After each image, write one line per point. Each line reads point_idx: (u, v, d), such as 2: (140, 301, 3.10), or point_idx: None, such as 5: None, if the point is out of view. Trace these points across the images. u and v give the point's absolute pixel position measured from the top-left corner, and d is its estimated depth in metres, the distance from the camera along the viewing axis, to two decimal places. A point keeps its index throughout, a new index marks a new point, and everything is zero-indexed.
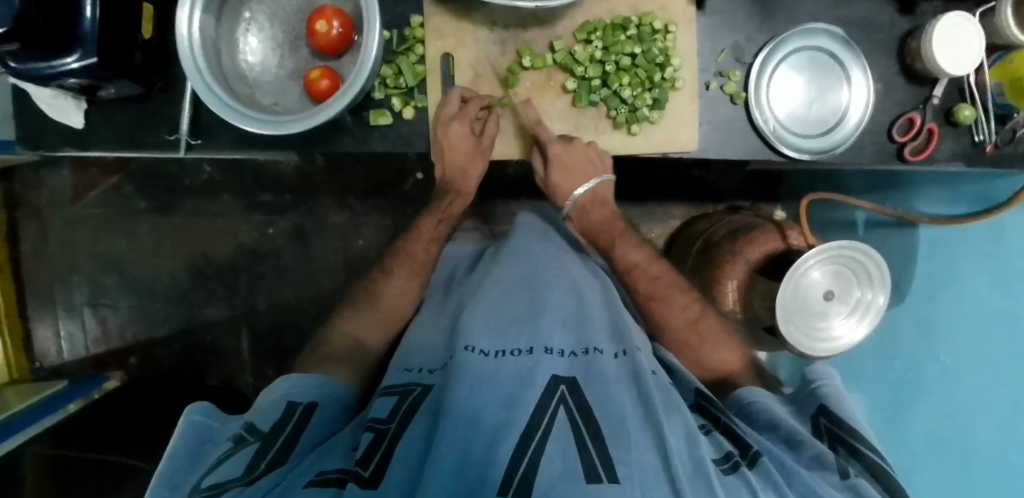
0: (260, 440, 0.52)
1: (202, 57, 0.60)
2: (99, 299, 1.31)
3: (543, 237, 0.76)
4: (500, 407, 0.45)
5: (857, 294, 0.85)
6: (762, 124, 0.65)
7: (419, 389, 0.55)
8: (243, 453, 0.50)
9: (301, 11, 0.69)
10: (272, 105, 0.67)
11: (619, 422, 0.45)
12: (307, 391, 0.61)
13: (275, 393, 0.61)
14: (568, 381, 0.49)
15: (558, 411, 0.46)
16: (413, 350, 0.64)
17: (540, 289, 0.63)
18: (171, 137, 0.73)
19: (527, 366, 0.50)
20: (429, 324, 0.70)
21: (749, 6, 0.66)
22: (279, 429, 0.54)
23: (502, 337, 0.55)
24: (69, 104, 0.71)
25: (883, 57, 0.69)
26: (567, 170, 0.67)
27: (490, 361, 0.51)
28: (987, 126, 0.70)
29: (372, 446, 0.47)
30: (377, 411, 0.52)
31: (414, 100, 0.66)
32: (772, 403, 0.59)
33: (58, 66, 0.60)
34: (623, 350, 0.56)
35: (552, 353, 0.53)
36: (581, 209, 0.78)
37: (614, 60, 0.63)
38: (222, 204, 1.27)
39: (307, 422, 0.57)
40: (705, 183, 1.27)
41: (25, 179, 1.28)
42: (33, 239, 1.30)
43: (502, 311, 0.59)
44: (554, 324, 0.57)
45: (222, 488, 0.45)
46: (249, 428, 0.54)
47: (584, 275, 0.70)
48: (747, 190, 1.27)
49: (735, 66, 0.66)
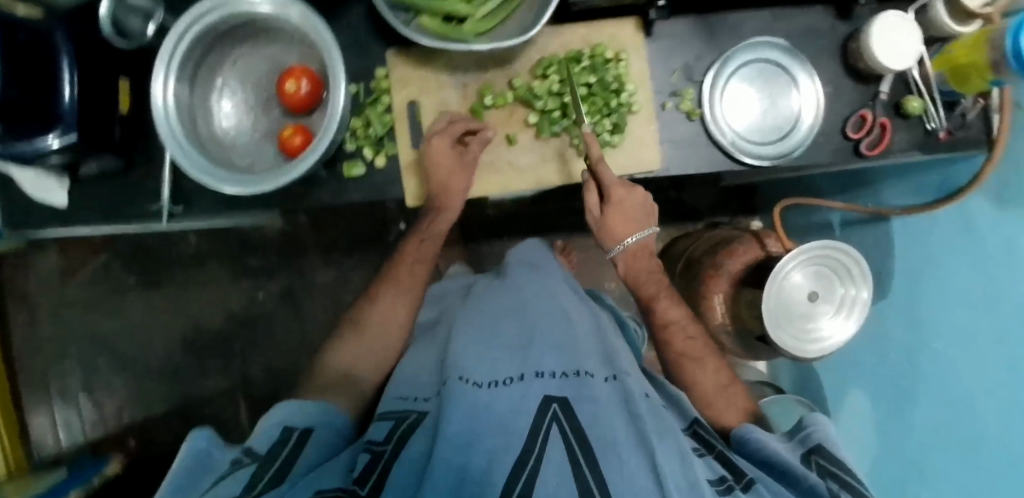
0: (256, 462, 0.50)
1: (177, 121, 0.62)
2: (94, 382, 1.30)
3: (536, 271, 0.76)
4: (495, 432, 0.46)
5: (841, 291, 0.86)
6: (720, 137, 0.68)
7: (412, 416, 0.55)
8: (237, 476, 0.47)
9: (271, 72, 0.71)
10: (248, 165, 0.69)
11: (610, 440, 0.46)
12: (310, 412, 0.58)
13: (272, 417, 0.57)
14: (559, 400, 0.50)
15: (551, 430, 0.46)
16: (400, 382, 0.65)
17: (529, 317, 0.64)
18: (154, 206, 0.75)
19: (518, 393, 0.51)
20: (420, 356, 0.70)
21: (694, 27, 0.69)
22: (278, 451, 0.52)
23: (495, 366, 0.56)
24: (52, 184, 0.73)
25: (826, 61, 0.72)
26: (623, 214, 0.69)
27: (484, 390, 0.52)
28: (937, 114, 0.73)
29: (371, 462, 0.49)
30: (374, 434, 0.53)
31: (385, 147, 0.68)
32: (764, 435, 0.56)
33: (42, 145, 0.62)
34: (613, 374, 0.56)
35: (543, 376, 0.53)
36: (631, 260, 0.73)
37: (571, 91, 0.66)
38: (210, 271, 1.28)
39: (304, 446, 0.54)
40: (684, 204, 1.29)
41: (13, 270, 1.29)
42: (23, 327, 1.30)
43: (493, 341, 0.61)
44: (548, 350, 0.57)
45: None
46: (248, 449, 0.51)
47: (575, 307, 0.70)
48: (727, 205, 1.30)
49: (689, 84, 0.69)
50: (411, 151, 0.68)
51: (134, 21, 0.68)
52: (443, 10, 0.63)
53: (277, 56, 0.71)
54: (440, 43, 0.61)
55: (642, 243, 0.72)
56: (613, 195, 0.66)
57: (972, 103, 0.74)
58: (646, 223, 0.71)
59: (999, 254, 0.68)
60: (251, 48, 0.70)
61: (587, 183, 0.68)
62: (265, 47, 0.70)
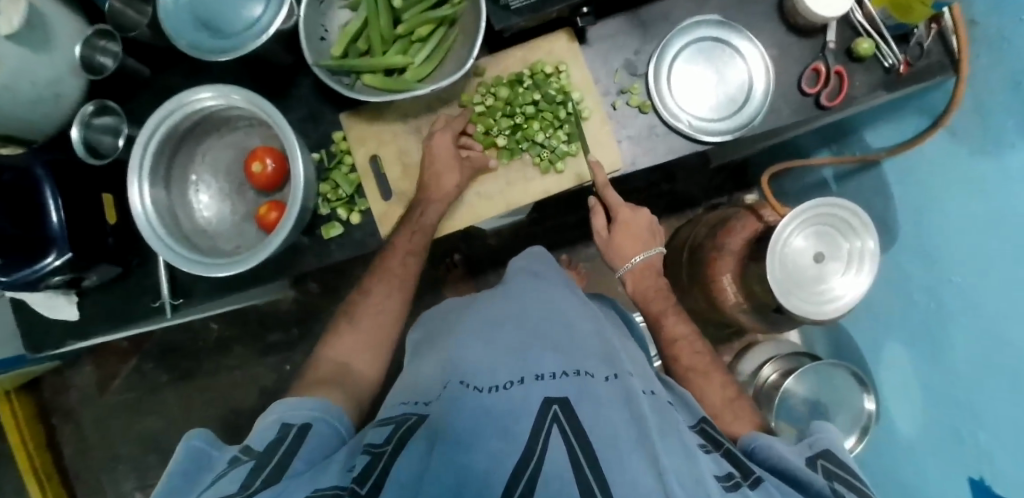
0: (255, 457, 0.47)
1: (159, 221, 0.66)
2: (147, 481, 1.33)
3: (535, 279, 0.73)
4: (494, 437, 0.42)
5: (847, 246, 0.84)
6: (676, 123, 0.68)
7: (414, 418, 0.50)
8: (237, 471, 0.45)
9: (239, 159, 0.74)
10: (234, 248, 0.72)
11: (612, 444, 0.42)
12: (310, 407, 0.55)
13: (270, 416, 0.55)
14: (560, 401, 0.46)
15: (552, 433, 0.42)
16: (406, 388, 0.60)
17: (529, 321, 0.61)
18: (156, 303, 0.78)
19: (518, 397, 0.47)
20: (427, 356, 0.65)
21: (627, 24, 0.70)
22: (278, 444, 0.50)
23: (494, 371, 0.52)
24: (62, 300, 0.78)
25: (768, 25, 0.72)
26: (628, 231, 0.78)
27: (486, 395, 0.48)
28: (891, 49, 0.72)
29: (371, 464, 0.44)
30: (372, 437, 0.49)
31: (357, 205, 0.71)
32: (770, 441, 0.55)
33: (40, 268, 0.66)
34: (614, 373, 0.53)
35: (545, 379, 0.49)
36: (637, 277, 0.78)
37: (520, 112, 0.68)
38: (236, 354, 1.31)
39: (306, 436, 0.52)
40: (679, 195, 1.23)
41: (54, 389, 1.34)
42: (73, 441, 1.34)
43: (495, 345, 0.57)
44: (545, 354, 0.53)
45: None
46: (244, 446, 0.49)
47: (578, 311, 0.66)
48: (721, 187, 1.23)
49: (634, 79, 0.70)
50: (383, 204, 0.70)
51: (106, 139, 0.75)
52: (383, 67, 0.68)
53: (242, 141, 0.74)
54: (389, 95, 0.64)
55: (647, 262, 0.78)
56: (619, 214, 0.77)
57: (925, 31, 0.72)
58: (649, 245, 0.79)
59: (993, 173, 0.64)
60: (215, 139, 0.74)
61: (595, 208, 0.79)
62: (229, 135, 0.74)
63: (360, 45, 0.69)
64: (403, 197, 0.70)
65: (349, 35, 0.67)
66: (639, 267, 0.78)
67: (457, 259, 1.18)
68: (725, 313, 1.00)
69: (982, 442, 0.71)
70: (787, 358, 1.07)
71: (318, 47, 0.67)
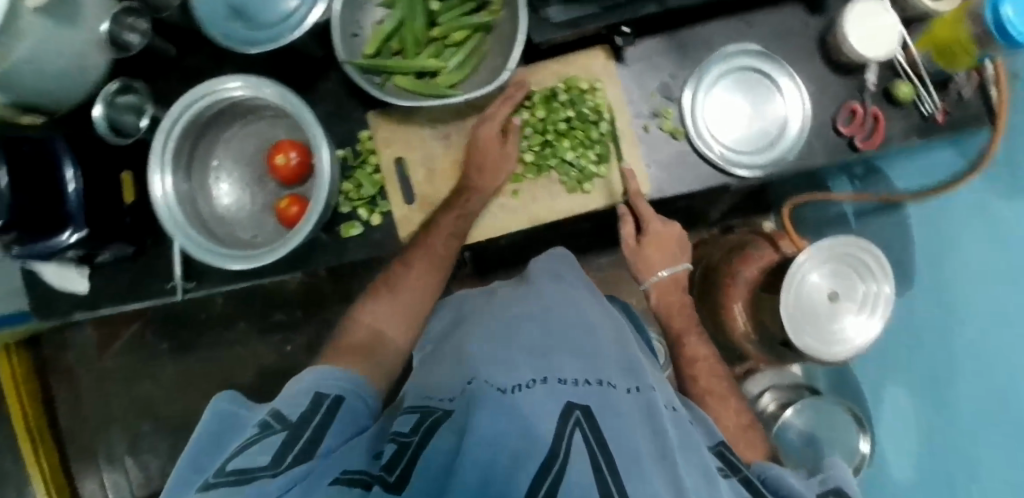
0: (287, 428, 0.46)
1: (179, 211, 0.66)
2: (139, 446, 1.33)
3: (556, 281, 0.71)
4: (517, 436, 0.40)
5: (862, 288, 0.85)
6: (708, 153, 0.67)
7: (439, 412, 0.49)
8: (268, 443, 0.43)
9: (261, 149, 0.73)
10: (251, 238, 0.72)
11: (634, 459, 0.40)
12: (340, 382, 0.54)
13: (300, 383, 0.53)
14: (582, 406, 0.45)
15: (574, 436, 0.41)
16: (430, 375, 0.59)
17: (553, 326, 0.59)
18: (168, 284, 0.78)
19: (542, 395, 0.46)
20: (440, 353, 0.62)
21: (666, 47, 0.69)
22: (310, 417, 0.48)
23: (514, 369, 0.51)
24: (73, 273, 0.78)
25: (808, 60, 0.71)
26: (658, 244, 0.72)
27: (508, 397, 0.46)
28: (930, 97, 0.71)
29: (398, 453, 0.43)
30: (399, 426, 0.49)
31: (378, 206, 0.70)
32: (782, 472, 0.54)
33: (55, 243, 0.67)
34: (636, 386, 0.52)
35: (567, 384, 0.48)
36: (661, 294, 0.74)
37: (552, 128, 0.67)
38: (239, 330, 1.30)
39: (337, 412, 0.50)
40: (694, 211, 1.14)
41: (53, 346, 1.33)
42: (68, 399, 1.34)
43: (520, 344, 0.56)
44: (567, 358, 0.53)
45: (253, 479, 0.38)
46: (274, 413, 0.48)
47: (602, 320, 0.64)
48: (736, 210, 1.16)
49: (668, 103, 0.69)
50: (405, 207, 0.70)
51: (128, 118, 0.74)
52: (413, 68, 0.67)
53: (266, 132, 0.73)
54: (421, 100, 0.63)
55: (675, 276, 0.73)
56: (650, 226, 0.70)
57: (966, 79, 0.71)
58: (677, 258, 0.73)
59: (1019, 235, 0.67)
60: (238, 128, 0.73)
61: (622, 214, 0.70)
62: (253, 124, 0.73)
63: (394, 46, 0.68)
64: (426, 203, 0.70)
65: (385, 35, 0.66)
66: (665, 281, 0.73)
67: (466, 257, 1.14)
68: (731, 339, 1.00)
69: (975, 491, 0.73)
70: (784, 389, 1.08)
71: (351, 44, 0.66)
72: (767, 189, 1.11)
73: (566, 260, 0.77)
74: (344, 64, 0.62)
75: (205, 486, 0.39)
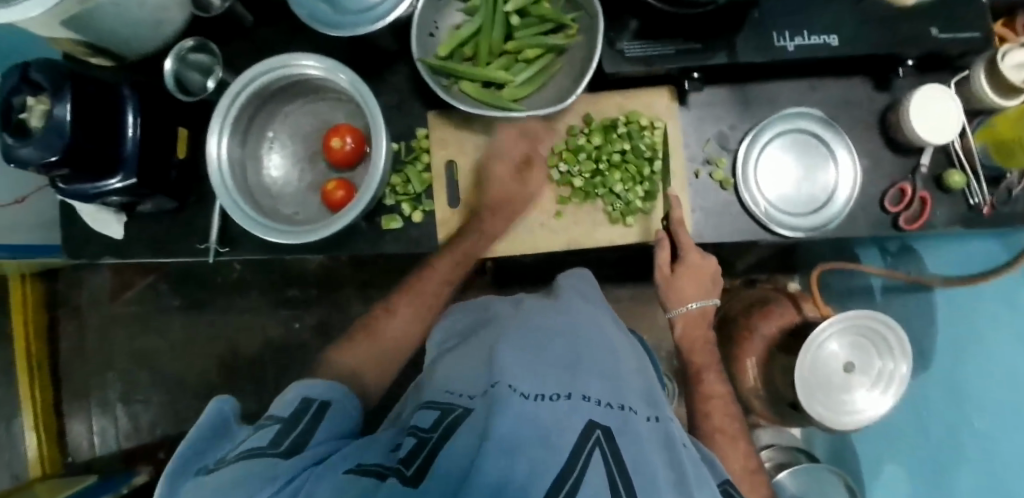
0: (280, 422, 0.49)
1: (229, 175, 0.67)
2: (133, 396, 1.34)
3: (585, 300, 0.69)
4: (538, 444, 0.39)
5: (879, 364, 0.84)
6: (754, 207, 0.68)
7: (459, 409, 0.48)
8: (264, 432, 0.47)
9: (317, 129, 0.75)
10: (293, 214, 0.73)
11: (650, 482, 0.42)
12: (329, 389, 0.57)
13: (293, 389, 0.56)
14: (603, 427, 0.44)
15: (594, 455, 0.40)
16: (450, 374, 0.58)
17: (579, 341, 0.58)
18: (201, 245, 0.79)
19: (565, 408, 0.45)
20: (462, 351, 0.62)
21: (729, 97, 0.71)
22: (304, 412, 0.52)
23: (541, 379, 0.49)
24: (111, 218, 0.79)
25: (866, 132, 0.72)
26: (693, 276, 0.70)
27: (532, 403, 0.45)
28: (980, 189, 0.71)
29: (418, 447, 0.43)
30: (421, 420, 0.49)
31: (422, 205, 0.71)
32: None
33: (102, 186, 0.68)
34: (655, 416, 0.51)
35: (590, 401, 0.47)
36: (684, 324, 0.74)
37: (606, 158, 0.68)
38: (252, 299, 1.31)
39: (326, 412, 0.53)
40: (720, 259, 1.16)
41: (68, 283, 1.35)
42: (72, 337, 1.35)
43: (546, 358, 0.53)
44: (592, 374, 0.51)
45: (256, 455, 0.43)
46: (267, 413, 0.51)
47: (626, 350, 0.62)
48: (762, 264, 1.17)
49: (722, 152, 0.71)
50: (448, 210, 0.71)
51: (195, 77, 0.76)
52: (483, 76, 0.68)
53: (327, 113, 0.74)
54: (486, 110, 0.66)
55: (702, 309, 0.73)
56: (688, 257, 0.68)
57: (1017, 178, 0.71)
58: (707, 292, 0.73)
59: None
60: (299, 105, 0.74)
61: (660, 241, 0.68)
62: (315, 103, 0.74)
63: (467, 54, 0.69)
64: (469, 209, 0.71)
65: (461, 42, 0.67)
66: (692, 313, 0.73)
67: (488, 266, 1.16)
68: (738, 393, 1.00)
69: None
70: (782, 446, 1.03)
71: (425, 42, 0.67)
72: (795, 250, 1.12)
73: (591, 282, 0.76)
74: (423, 71, 0.64)
75: (207, 469, 0.43)
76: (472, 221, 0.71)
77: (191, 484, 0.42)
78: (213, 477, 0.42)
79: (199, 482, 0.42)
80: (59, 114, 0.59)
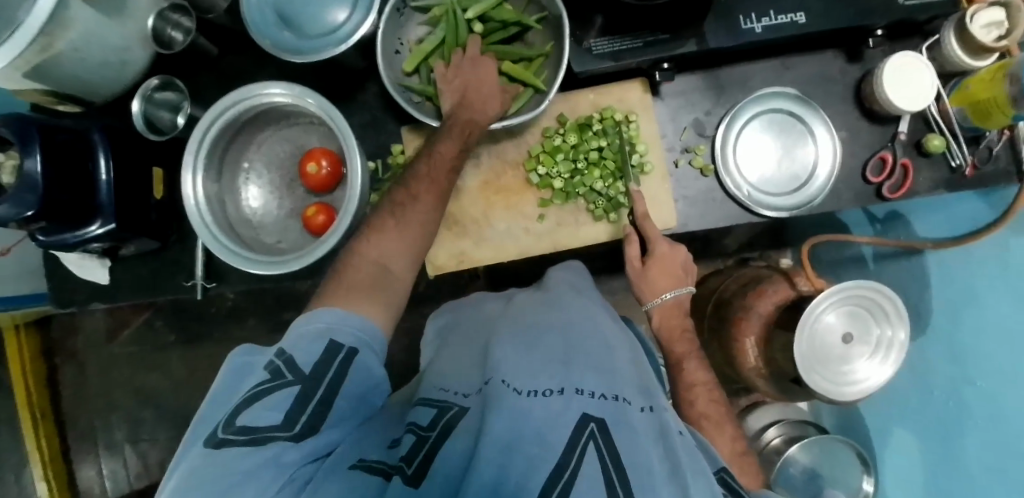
0: (301, 382, 0.46)
1: (208, 210, 0.66)
2: (139, 435, 1.34)
3: (577, 293, 0.69)
4: (534, 440, 0.42)
5: (877, 332, 0.84)
6: (736, 191, 0.68)
7: (455, 408, 0.50)
8: (281, 396, 0.44)
9: (293, 155, 0.74)
10: (276, 244, 0.72)
11: (645, 472, 0.41)
12: (357, 327, 0.51)
13: (317, 322, 0.50)
14: (597, 419, 0.45)
15: (588, 450, 0.42)
16: (445, 374, 0.59)
17: (572, 335, 0.58)
18: (188, 283, 0.78)
19: (556, 406, 0.46)
20: (457, 353, 0.63)
21: (703, 84, 0.71)
22: (325, 370, 0.47)
23: (535, 375, 0.50)
24: (94, 264, 0.78)
25: (842, 105, 0.72)
26: (664, 269, 0.69)
27: (525, 398, 0.46)
28: (960, 150, 0.71)
29: (416, 445, 0.46)
30: (418, 418, 0.50)
31: None
32: None
33: (82, 234, 0.67)
34: (649, 405, 0.51)
35: (584, 394, 0.48)
36: (662, 318, 0.72)
37: (584, 156, 0.68)
38: (248, 327, 1.29)
39: (351, 369, 0.49)
40: (711, 241, 1.17)
41: (63, 329, 1.34)
42: (72, 383, 1.34)
43: (537, 351, 0.54)
44: (586, 367, 0.52)
45: (266, 441, 0.41)
46: (290, 357, 0.47)
47: (618, 337, 0.62)
48: (754, 242, 1.18)
49: (700, 140, 0.71)
50: None
51: (164, 115, 0.76)
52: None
53: (300, 138, 0.74)
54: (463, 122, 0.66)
55: (676, 300, 0.71)
56: (656, 248, 0.68)
57: (997, 136, 0.71)
58: (680, 282, 0.70)
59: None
60: (272, 132, 0.73)
61: (630, 236, 0.68)
62: (287, 130, 0.74)
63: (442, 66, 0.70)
64: (452, 221, 0.70)
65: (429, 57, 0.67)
66: (666, 304, 0.71)
67: (479, 271, 1.15)
68: (740, 373, 1.01)
69: None
70: (792, 424, 1.05)
71: (391, 60, 0.67)
72: (784, 226, 1.13)
73: (582, 275, 0.76)
74: (384, 81, 0.63)
75: (217, 441, 0.40)
76: (455, 232, 0.70)
77: (196, 451, 0.41)
78: (222, 459, 0.39)
79: (206, 457, 0.40)
80: (31, 167, 0.58)
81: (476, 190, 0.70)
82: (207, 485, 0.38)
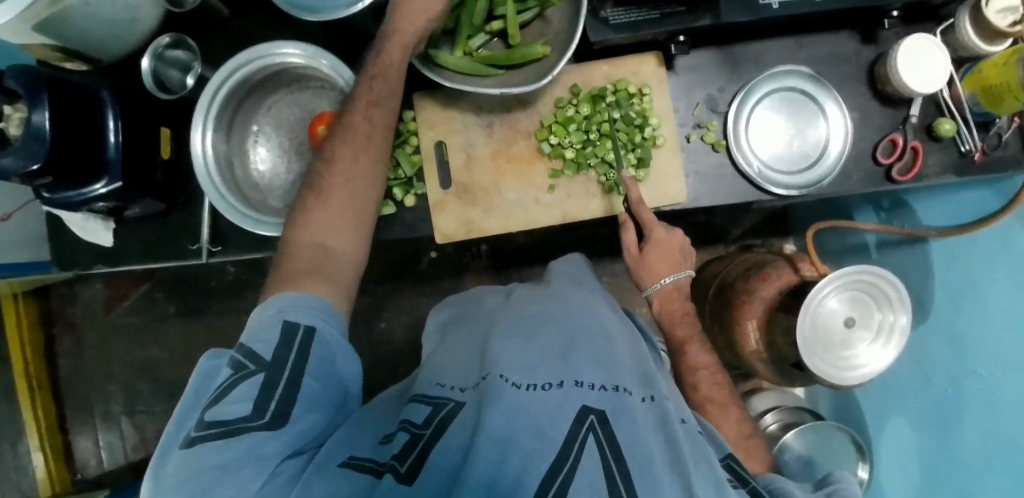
0: (263, 369, 0.46)
1: (216, 172, 0.67)
2: (136, 406, 1.33)
3: (577, 285, 0.68)
4: (533, 433, 0.41)
5: (879, 317, 0.84)
6: (747, 168, 0.68)
7: (451, 403, 0.49)
8: (244, 388, 0.44)
9: (303, 119, 0.73)
10: (282, 208, 0.71)
11: (645, 464, 0.40)
12: (311, 305, 0.51)
13: (266, 312, 0.50)
14: (597, 412, 0.44)
15: (588, 442, 0.41)
16: (446, 365, 0.59)
17: (571, 325, 0.57)
18: (193, 246, 0.78)
19: (556, 400, 0.45)
20: (452, 350, 0.62)
21: (716, 60, 0.71)
22: (286, 354, 0.47)
23: (534, 368, 0.49)
24: (98, 225, 0.78)
25: (855, 87, 0.72)
26: (661, 252, 0.69)
27: (524, 392, 0.45)
28: (970, 135, 0.71)
29: (410, 443, 0.44)
30: (411, 416, 0.49)
31: (415, 188, 0.72)
32: (790, 485, 0.52)
33: (87, 192, 0.67)
34: (650, 395, 0.50)
35: (584, 386, 0.47)
36: (665, 296, 0.72)
37: (597, 128, 0.69)
38: (248, 300, 1.29)
39: (310, 353, 0.48)
40: (714, 227, 1.18)
41: (60, 299, 1.33)
42: (69, 353, 1.34)
43: (536, 342, 0.53)
44: (586, 359, 0.51)
45: (236, 433, 0.41)
46: (246, 351, 0.47)
47: (617, 328, 0.61)
48: (756, 229, 1.19)
49: (713, 116, 0.71)
50: (440, 192, 0.70)
51: (174, 74, 0.76)
52: (483, 62, 0.68)
53: (311, 103, 0.73)
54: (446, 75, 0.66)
55: (676, 284, 0.71)
56: (654, 233, 0.67)
57: (1007, 123, 0.71)
58: (679, 264, 0.71)
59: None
60: (283, 95, 0.73)
61: (626, 223, 0.68)
62: (298, 93, 0.73)
63: (480, 50, 0.70)
64: (461, 190, 0.70)
65: (460, 27, 0.67)
66: (667, 285, 0.71)
67: (483, 250, 1.16)
68: (741, 357, 1.01)
69: None
70: (789, 410, 1.06)
71: None
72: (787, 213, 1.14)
73: (585, 268, 0.76)
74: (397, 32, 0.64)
75: (189, 440, 0.41)
76: (465, 200, 0.70)
77: (174, 455, 0.41)
78: (195, 457, 0.39)
79: (181, 458, 0.40)
80: (38, 121, 0.58)
81: (485, 160, 0.70)
82: (183, 483, 0.38)
